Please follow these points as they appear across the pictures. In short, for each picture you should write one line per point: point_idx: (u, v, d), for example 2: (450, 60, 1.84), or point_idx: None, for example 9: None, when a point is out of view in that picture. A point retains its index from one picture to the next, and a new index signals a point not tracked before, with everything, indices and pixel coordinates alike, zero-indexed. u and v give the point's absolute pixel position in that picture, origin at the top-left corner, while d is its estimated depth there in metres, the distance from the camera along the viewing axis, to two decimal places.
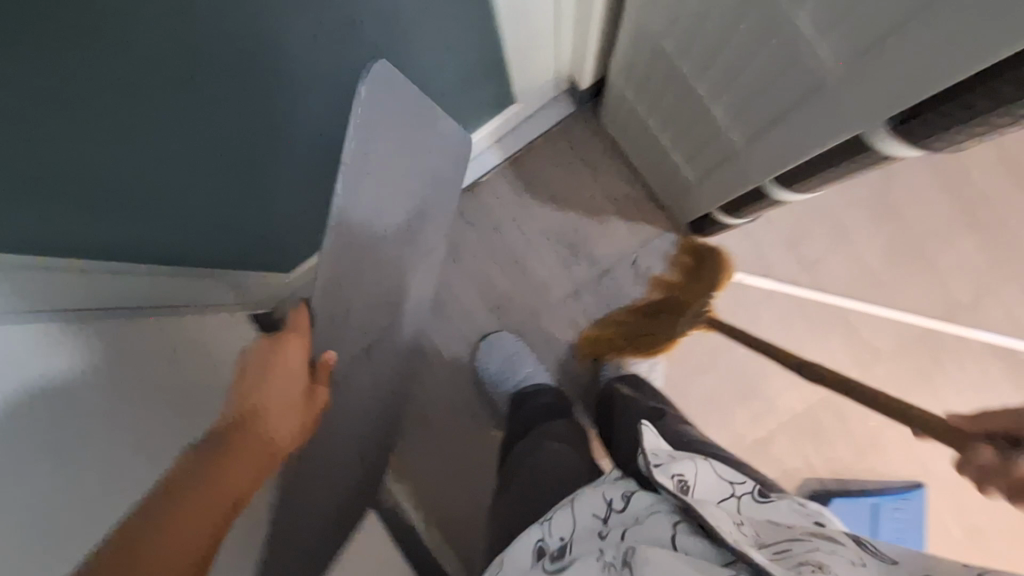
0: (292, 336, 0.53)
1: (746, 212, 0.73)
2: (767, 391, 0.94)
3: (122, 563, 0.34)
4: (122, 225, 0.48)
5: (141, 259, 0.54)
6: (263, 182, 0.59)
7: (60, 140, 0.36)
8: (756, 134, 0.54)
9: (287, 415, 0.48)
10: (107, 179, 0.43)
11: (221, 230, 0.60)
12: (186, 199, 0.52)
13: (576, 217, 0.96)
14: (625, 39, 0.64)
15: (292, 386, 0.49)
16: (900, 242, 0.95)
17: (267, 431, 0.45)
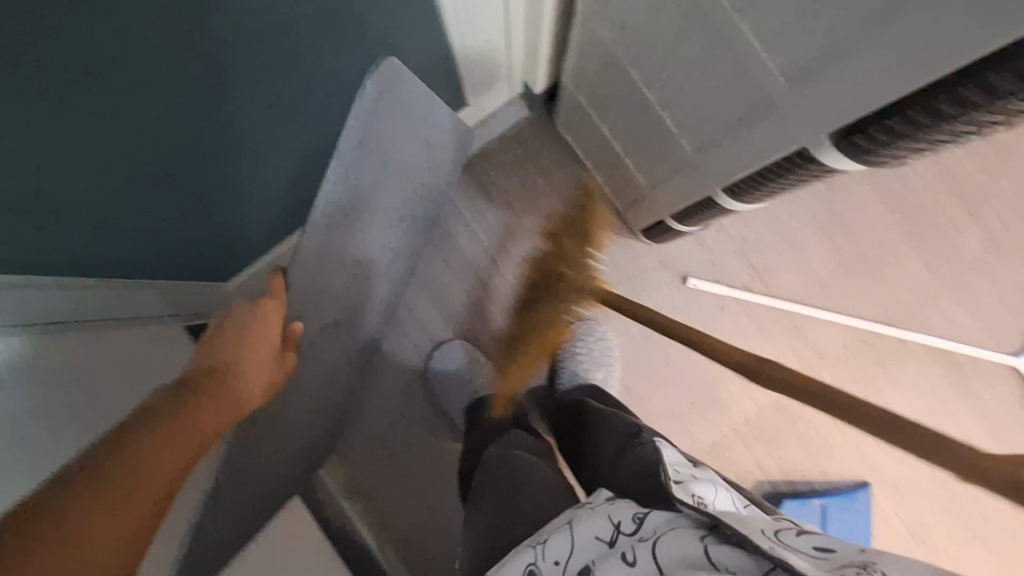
0: (270, 301, 0.64)
1: (696, 220, 0.80)
2: (721, 386, 1.06)
3: (101, 474, 0.43)
4: (121, 210, 0.56)
5: (124, 261, 0.62)
6: (225, 179, 0.67)
7: (80, 113, 0.44)
8: (705, 145, 0.60)
9: (256, 370, 0.59)
10: (120, 153, 0.50)
11: (188, 231, 0.69)
12: (164, 191, 0.59)
13: (535, 222, 1.07)
14: (579, 39, 0.71)
15: (267, 339, 0.61)
16: (844, 256, 1.06)
17: (238, 383, 0.56)
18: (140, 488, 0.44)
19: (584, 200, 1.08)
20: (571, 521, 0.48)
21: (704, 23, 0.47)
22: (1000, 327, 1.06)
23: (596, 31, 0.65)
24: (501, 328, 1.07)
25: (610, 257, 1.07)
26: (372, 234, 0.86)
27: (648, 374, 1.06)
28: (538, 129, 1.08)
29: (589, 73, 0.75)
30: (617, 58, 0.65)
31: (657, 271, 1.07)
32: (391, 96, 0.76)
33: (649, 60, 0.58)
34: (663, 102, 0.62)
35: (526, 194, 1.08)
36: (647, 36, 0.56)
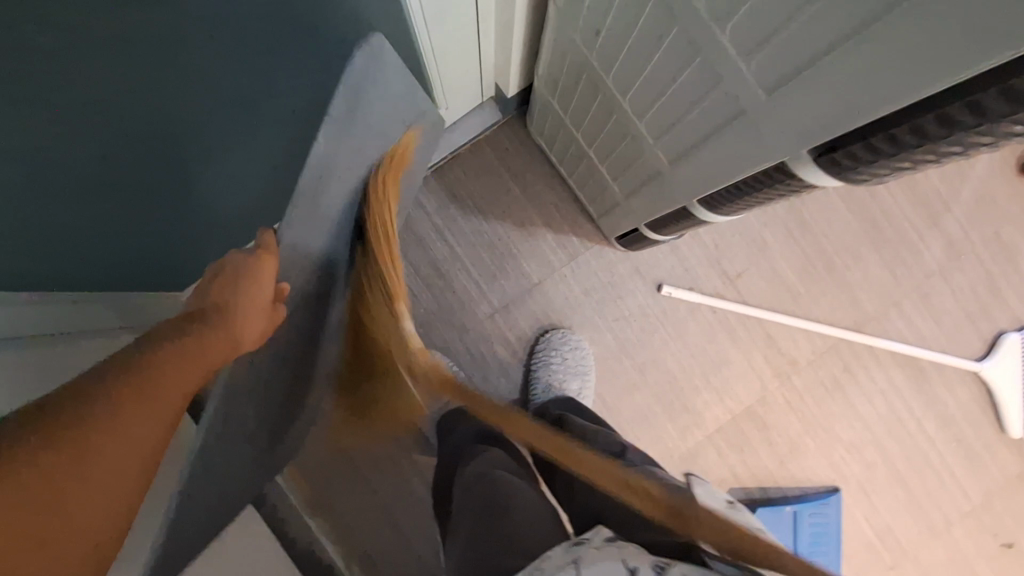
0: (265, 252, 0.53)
1: (671, 229, 0.78)
2: (694, 393, 1.05)
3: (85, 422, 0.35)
4: (68, 218, 0.53)
5: (66, 265, 0.60)
6: (181, 180, 0.63)
7: (24, 125, 0.41)
8: (679, 155, 0.58)
9: (252, 321, 0.49)
10: (67, 158, 0.46)
11: (135, 235, 0.65)
12: (117, 189, 0.56)
13: (507, 228, 1.05)
14: (553, 42, 0.69)
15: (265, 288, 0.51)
16: (813, 263, 1.06)
17: (233, 332, 0.46)
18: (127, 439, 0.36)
19: (556, 206, 1.06)
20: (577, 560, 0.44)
21: (681, 31, 0.45)
22: (961, 333, 1.08)
23: (569, 35, 0.63)
24: (473, 337, 1.04)
25: (584, 264, 1.05)
26: (345, 223, 0.74)
27: (621, 382, 1.05)
28: (511, 133, 1.05)
29: (562, 79, 0.73)
30: (591, 65, 0.62)
31: (630, 278, 1.05)
32: (381, 76, 0.62)
33: (624, 66, 0.56)
34: (637, 111, 0.60)
35: (498, 199, 1.05)
36: (623, 43, 0.54)
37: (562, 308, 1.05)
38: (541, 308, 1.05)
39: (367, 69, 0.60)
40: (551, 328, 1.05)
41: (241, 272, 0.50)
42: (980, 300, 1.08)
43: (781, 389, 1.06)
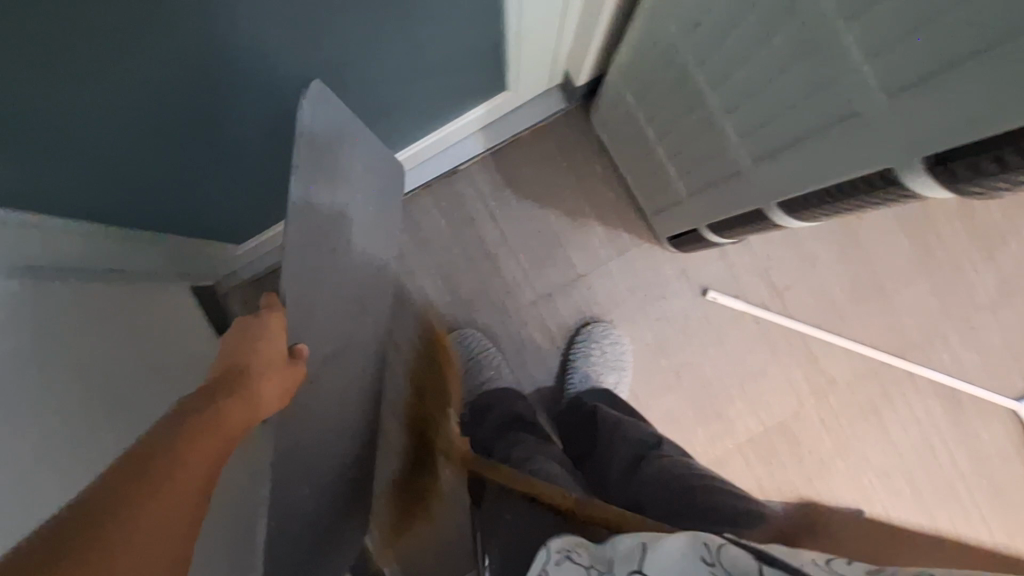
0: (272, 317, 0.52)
1: (735, 231, 0.78)
2: (728, 401, 1.05)
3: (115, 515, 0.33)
4: (155, 151, 0.57)
5: (137, 197, 0.64)
6: (255, 130, 0.65)
7: (138, 57, 0.43)
8: (763, 155, 0.58)
9: (271, 375, 0.48)
10: (169, 96, 0.50)
11: (206, 177, 0.68)
12: (202, 135, 0.59)
13: (557, 217, 1.05)
14: (639, 32, 0.69)
15: (275, 350, 0.50)
16: (863, 285, 1.05)
17: (254, 388, 0.46)
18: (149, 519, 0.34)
19: (610, 200, 1.06)
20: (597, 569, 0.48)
21: (797, 29, 0.45)
22: (1005, 371, 1.07)
23: (663, 26, 0.63)
24: (514, 322, 1.05)
25: (631, 261, 1.05)
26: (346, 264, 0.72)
27: (656, 382, 1.05)
28: (573, 124, 1.05)
29: (642, 70, 0.73)
30: (682, 59, 0.63)
31: (675, 280, 1.05)
32: (328, 106, 0.62)
33: (721, 61, 0.56)
34: (727, 107, 0.60)
35: (551, 187, 1.06)
36: (726, 36, 0.54)
37: (604, 302, 1.06)
38: (583, 299, 1.06)
39: (318, 109, 0.60)
40: (591, 321, 1.05)
41: (242, 329, 0.50)
42: None
43: (816, 406, 1.05)
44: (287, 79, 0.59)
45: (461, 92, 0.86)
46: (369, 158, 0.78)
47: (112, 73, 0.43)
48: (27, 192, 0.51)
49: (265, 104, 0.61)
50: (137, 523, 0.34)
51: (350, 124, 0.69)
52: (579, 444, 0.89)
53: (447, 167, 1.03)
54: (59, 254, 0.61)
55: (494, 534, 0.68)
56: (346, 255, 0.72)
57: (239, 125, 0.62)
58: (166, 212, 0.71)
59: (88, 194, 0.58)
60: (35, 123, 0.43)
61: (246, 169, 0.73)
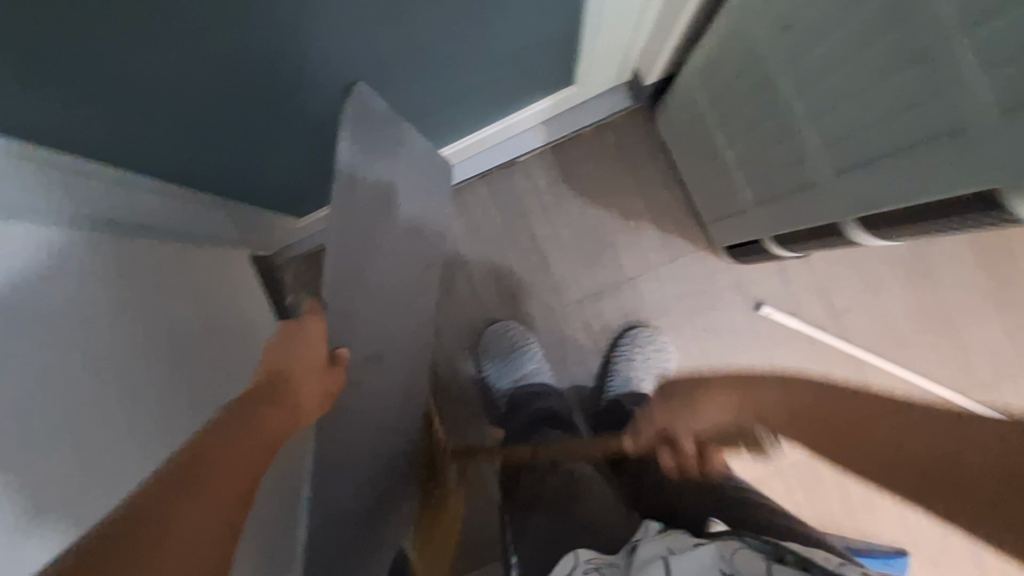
0: (314, 323, 0.58)
1: (804, 244, 0.74)
2: (772, 421, 1.01)
3: (157, 513, 0.36)
4: (240, 122, 0.59)
5: (215, 167, 0.67)
6: (332, 108, 0.67)
7: (236, 28, 0.45)
8: (847, 168, 0.56)
9: (309, 380, 0.52)
10: (259, 68, 0.52)
11: (280, 151, 0.71)
12: (282, 110, 0.61)
13: (612, 217, 1.04)
14: (722, 33, 0.67)
15: (314, 352, 0.55)
16: (930, 316, 1.00)
17: (295, 390, 0.50)
18: (191, 514, 0.37)
19: (667, 205, 1.04)
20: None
21: (906, 34, 0.43)
22: None
23: (749, 27, 0.61)
24: (558, 319, 1.05)
25: (684, 268, 1.03)
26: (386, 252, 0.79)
27: (698, 394, 1.02)
28: (637, 124, 1.04)
29: (720, 73, 0.72)
30: (767, 62, 0.61)
31: (728, 292, 1.02)
32: (373, 116, 0.69)
33: (812, 66, 0.54)
34: (812, 113, 0.57)
35: (609, 186, 1.04)
36: (821, 40, 0.52)
37: (652, 307, 1.04)
38: (631, 303, 1.04)
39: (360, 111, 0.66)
40: (637, 325, 1.03)
41: (284, 335, 0.55)
42: None
43: (867, 437, 1.01)
44: (369, 61, 0.60)
45: (529, 84, 0.86)
46: (419, 155, 0.85)
47: (211, 41, 0.44)
48: (120, 150, 0.54)
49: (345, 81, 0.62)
50: (178, 521, 0.36)
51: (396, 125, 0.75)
52: (612, 448, 0.88)
53: (506, 158, 1.03)
54: (139, 216, 0.65)
55: (521, 529, 0.69)
56: (390, 247, 0.80)
57: (318, 102, 0.64)
58: (239, 180, 0.74)
59: (174, 157, 0.60)
60: (138, 81, 0.45)
61: (318, 145, 0.75)
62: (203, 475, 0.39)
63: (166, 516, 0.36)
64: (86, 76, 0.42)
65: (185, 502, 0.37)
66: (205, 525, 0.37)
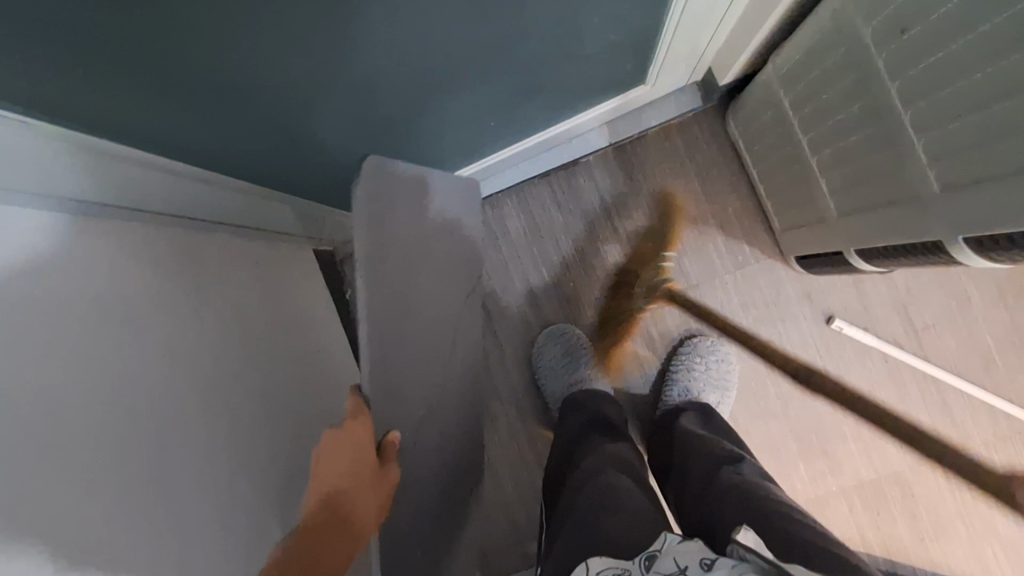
0: (357, 423, 0.59)
1: (892, 260, 0.70)
2: (838, 439, 0.97)
3: None
4: (315, 122, 0.60)
5: (288, 166, 0.68)
6: (407, 110, 0.67)
7: (323, 28, 0.45)
8: (953, 184, 0.52)
9: (364, 496, 0.57)
10: (339, 70, 0.52)
11: (350, 152, 0.72)
12: (357, 110, 0.62)
13: (675, 221, 1.01)
14: (815, 33, 0.64)
15: (363, 458, 0.58)
16: (1021, 335, 0.93)
17: (353, 509, 0.55)
18: None
19: (735, 209, 1.00)
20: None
21: None
22: None
23: (849, 29, 0.57)
24: (616, 323, 1.03)
25: (750, 276, 0.99)
26: (430, 286, 0.83)
27: (760, 407, 0.99)
28: (706, 125, 1.00)
29: (809, 75, 0.68)
30: (871, 66, 0.57)
31: (797, 302, 0.98)
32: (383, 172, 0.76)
33: (925, 74, 0.50)
34: (920, 124, 0.53)
35: (673, 189, 1.01)
36: (940, 46, 0.48)
37: (714, 315, 1.00)
38: (692, 310, 1.01)
39: (373, 183, 0.74)
40: (697, 333, 1.00)
41: (338, 443, 0.57)
42: None
43: (942, 460, 0.95)
44: (448, 64, 0.60)
45: (601, 84, 0.84)
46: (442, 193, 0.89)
47: (298, 39, 0.45)
48: (204, 150, 0.56)
49: (421, 83, 0.62)
50: None
51: (414, 180, 0.82)
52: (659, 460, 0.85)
53: (569, 158, 1.02)
54: (217, 213, 0.67)
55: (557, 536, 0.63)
56: (428, 265, 0.83)
57: (394, 104, 0.64)
58: (309, 176, 0.74)
59: (244, 154, 0.61)
60: (200, 80, 0.45)
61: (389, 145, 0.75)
62: None
63: None
64: (151, 75, 0.42)
65: None
66: None
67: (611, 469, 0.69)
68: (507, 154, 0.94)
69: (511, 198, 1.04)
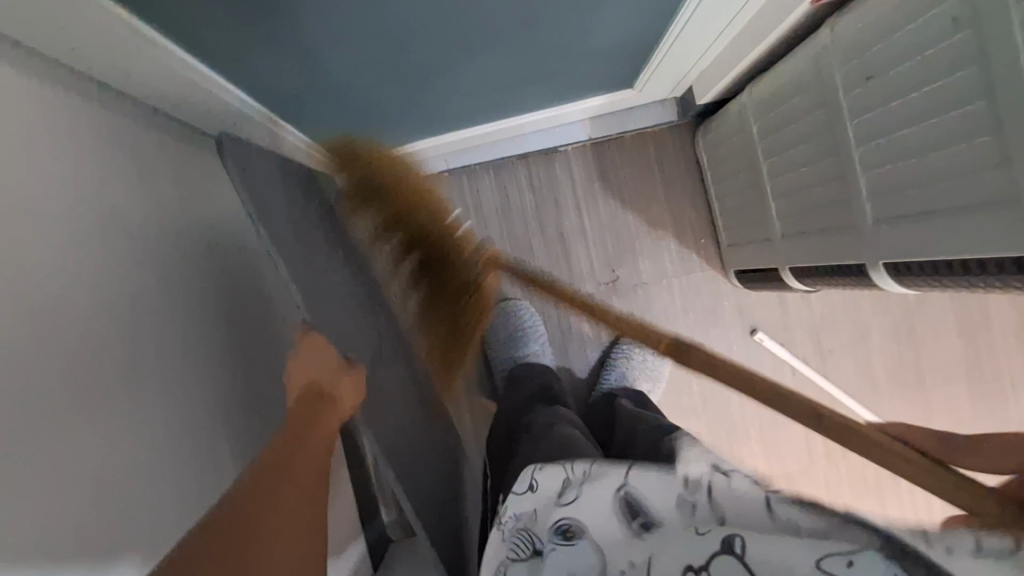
0: (314, 341, 0.55)
1: (820, 280, 0.81)
2: (745, 439, 1.09)
3: (238, 527, 0.39)
4: (332, 50, 0.60)
5: (290, 88, 0.68)
6: (421, 66, 0.68)
7: None
8: (889, 218, 0.62)
9: (338, 382, 0.53)
10: (376, 6, 0.53)
11: (355, 92, 0.72)
12: (375, 53, 0.62)
13: (636, 221, 1.08)
14: (793, 69, 0.72)
15: (326, 360, 0.54)
16: (904, 367, 1.08)
17: (334, 398, 0.51)
18: (267, 535, 0.40)
19: (690, 221, 1.09)
20: (578, 497, 0.46)
21: (988, 107, 0.48)
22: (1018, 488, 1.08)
23: (826, 71, 0.66)
24: (569, 308, 1.09)
25: (694, 282, 1.09)
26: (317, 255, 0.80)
27: (683, 402, 1.09)
28: (677, 139, 1.09)
29: (782, 106, 0.77)
30: (838, 105, 0.66)
31: (730, 313, 1.09)
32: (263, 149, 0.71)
33: (881, 119, 0.59)
34: (869, 161, 0.63)
35: (639, 191, 1.09)
36: (898, 97, 0.57)
37: (657, 314, 1.09)
38: (637, 305, 1.09)
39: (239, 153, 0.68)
40: (639, 327, 1.08)
41: (306, 348, 0.54)
42: None
43: (826, 469, 1.09)
44: (472, 28, 0.62)
45: (596, 82, 0.89)
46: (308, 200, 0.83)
47: None
48: (206, 36, 0.54)
49: (444, 39, 0.63)
50: (255, 551, 0.39)
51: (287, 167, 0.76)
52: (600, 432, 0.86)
53: (550, 145, 1.06)
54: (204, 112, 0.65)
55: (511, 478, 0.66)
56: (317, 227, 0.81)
57: (411, 56, 0.65)
58: (306, 106, 0.74)
59: (248, 63, 0.60)
60: None
61: (392, 97, 0.76)
62: (262, 504, 0.41)
63: (249, 544, 0.39)
64: None
65: (261, 530, 0.40)
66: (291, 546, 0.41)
67: (562, 422, 0.73)
68: (496, 128, 0.97)
69: (487, 173, 1.08)
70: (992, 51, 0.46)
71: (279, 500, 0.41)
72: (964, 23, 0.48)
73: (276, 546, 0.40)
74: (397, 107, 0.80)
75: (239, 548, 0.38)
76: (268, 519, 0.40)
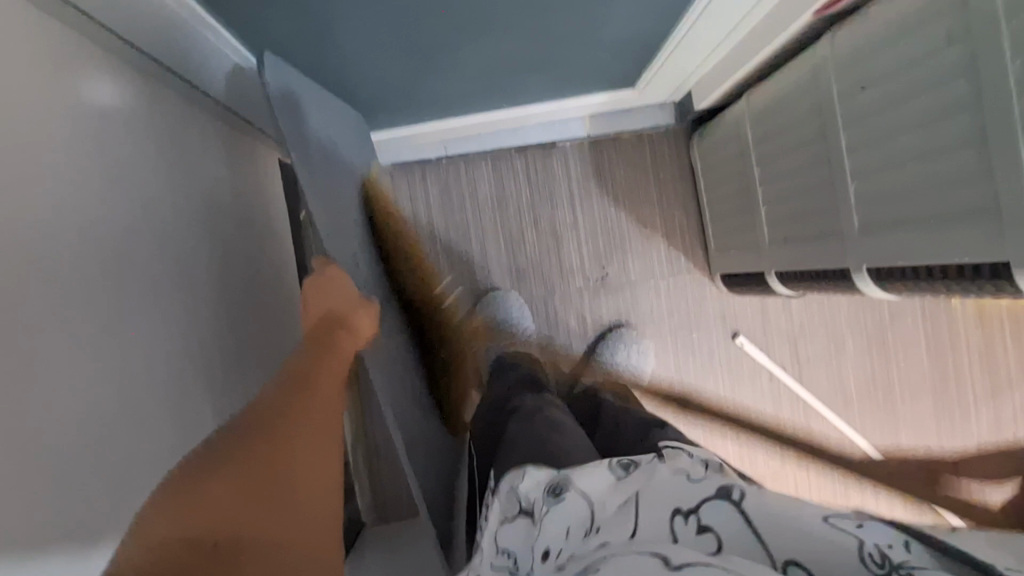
0: (330, 272, 0.59)
1: (803, 285, 0.84)
2: (720, 440, 1.11)
3: (259, 421, 0.44)
4: (346, 22, 0.60)
5: (300, 57, 0.68)
6: (433, 47, 0.69)
7: None
8: (874, 225, 0.64)
9: (354, 312, 0.57)
10: None
11: (363, 67, 0.72)
12: (387, 29, 0.63)
13: (628, 220, 1.10)
14: (791, 79, 0.75)
15: (345, 292, 0.59)
16: (876, 379, 1.12)
17: (350, 327, 0.56)
18: (289, 428, 0.44)
19: (681, 224, 1.11)
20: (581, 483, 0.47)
21: (974, 120, 0.50)
22: (976, 502, 1.12)
23: (822, 81, 0.69)
24: (557, 302, 1.10)
25: (681, 284, 1.11)
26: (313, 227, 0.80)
27: (663, 400, 1.11)
28: (673, 143, 1.11)
29: (777, 114, 0.79)
30: (832, 114, 0.68)
31: (713, 316, 1.11)
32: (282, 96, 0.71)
33: (872, 128, 0.62)
34: (857, 169, 0.65)
35: (632, 191, 1.11)
36: (892, 106, 0.59)
37: (643, 312, 1.11)
38: (624, 303, 1.10)
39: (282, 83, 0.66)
40: (624, 325, 1.10)
41: (322, 279, 0.59)
42: (999, 483, 1.13)
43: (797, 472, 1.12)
44: (486, 13, 0.63)
45: (599, 80, 0.91)
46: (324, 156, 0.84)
47: None
48: None
49: (457, 23, 0.64)
50: (278, 438, 0.43)
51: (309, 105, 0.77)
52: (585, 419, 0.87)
53: (549, 139, 1.08)
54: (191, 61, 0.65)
55: (499, 460, 0.67)
56: None
57: (423, 36, 0.66)
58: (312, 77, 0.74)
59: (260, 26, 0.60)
60: None
61: (400, 75, 0.76)
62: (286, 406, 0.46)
63: (272, 431, 0.44)
64: None
65: (282, 424, 0.44)
66: (312, 445, 0.45)
67: (549, 406, 0.74)
68: (499, 117, 0.98)
69: (485, 162, 1.09)
70: (982, 65, 0.48)
71: (304, 410, 0.46)
72: (958, 37, 0.50)
73: (300, 436, 0.44)
74: (404, 86, 0.81)
75: (263, 440, 0.43)
76: (294, 424, 0.45)
